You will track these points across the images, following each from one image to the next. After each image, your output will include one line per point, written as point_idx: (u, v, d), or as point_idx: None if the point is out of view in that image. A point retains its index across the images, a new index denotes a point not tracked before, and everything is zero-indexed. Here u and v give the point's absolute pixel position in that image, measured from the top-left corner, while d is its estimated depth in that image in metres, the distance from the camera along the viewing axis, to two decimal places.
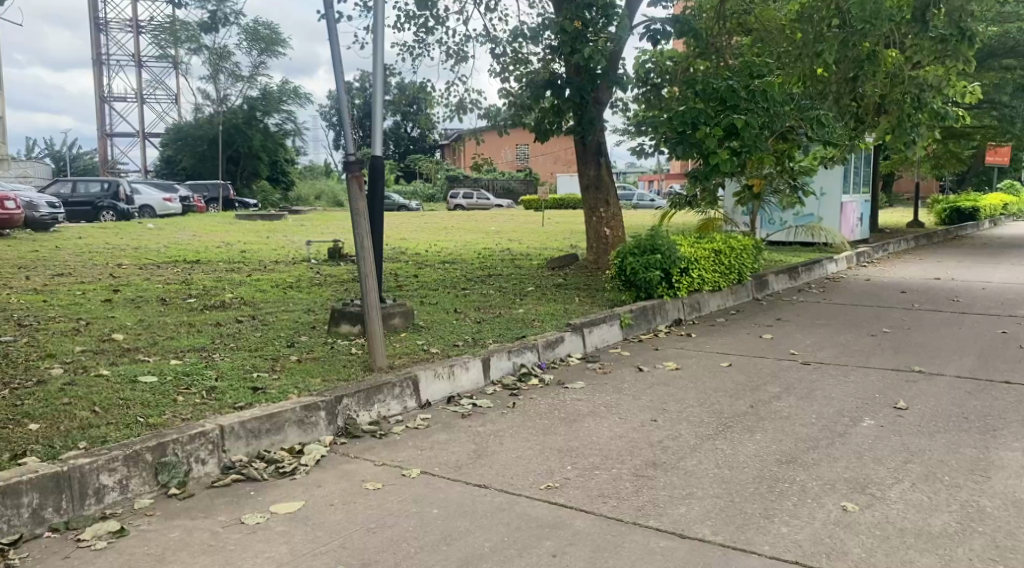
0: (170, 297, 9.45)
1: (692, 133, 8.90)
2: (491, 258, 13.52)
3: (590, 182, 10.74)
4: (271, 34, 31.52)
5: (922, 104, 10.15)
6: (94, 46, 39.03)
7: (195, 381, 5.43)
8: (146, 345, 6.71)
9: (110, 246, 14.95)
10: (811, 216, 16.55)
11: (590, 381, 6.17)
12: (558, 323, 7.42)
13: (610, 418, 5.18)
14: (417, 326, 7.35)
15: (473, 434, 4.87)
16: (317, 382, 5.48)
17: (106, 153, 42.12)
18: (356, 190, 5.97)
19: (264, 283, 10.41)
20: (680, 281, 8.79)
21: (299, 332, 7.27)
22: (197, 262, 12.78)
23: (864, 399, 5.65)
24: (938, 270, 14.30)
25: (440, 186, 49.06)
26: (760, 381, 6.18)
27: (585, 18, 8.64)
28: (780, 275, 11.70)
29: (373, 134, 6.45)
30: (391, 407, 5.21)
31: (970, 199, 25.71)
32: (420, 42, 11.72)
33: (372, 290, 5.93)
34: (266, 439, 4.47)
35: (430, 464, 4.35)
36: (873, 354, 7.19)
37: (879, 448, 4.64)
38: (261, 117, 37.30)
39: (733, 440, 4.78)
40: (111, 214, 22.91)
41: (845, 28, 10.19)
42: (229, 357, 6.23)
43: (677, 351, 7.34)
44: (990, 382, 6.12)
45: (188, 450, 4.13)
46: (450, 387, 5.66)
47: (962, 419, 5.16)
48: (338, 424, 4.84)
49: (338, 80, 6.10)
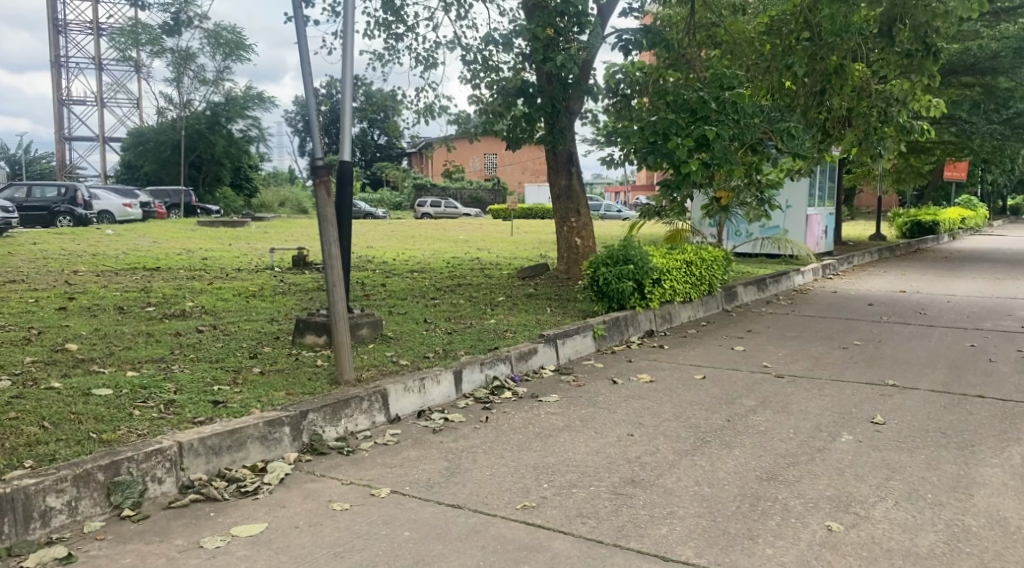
0: (128, 305, 9.13)
1: (663, 144, 8.79)
2: (460, 267, 13.35)
3: (560, 192, 10.64)
4: (236, 39, 31.13)
5: (889, 118, 10.29)
6: (52, 47, 38.18)
7: (153, 394, 5.19)
8: (103, 355, 6.45)
9: (66, 252, 14.49)
10: (777, 228, 16.68)
11: (564, 394, 6.03)
12: (531, 335, 7.27)
13: (586, 433, 5.05)
14: (386, 337, 7.16)
15: (445, 450, 4.69)
16: (281, 395, 5.26)
17: (64, 157, 41.23)
18: (324, 198, 5.76)
19: (226, 292, 10.14)
20: (652, 292, 8.71)
21: (263, 342, 7.06)
22: (157, 270, 12.43)
23: (841, 414, 5.58)
24: (904, 283, 14.39)
25: (408, 195, 48.81)
26: (736, 394, 6.09)
27: (557, 26, 8.57)
28: (749, 287, 11.68)
29: (342, 141, 6.26)
30: (358, 422, 5.01)
31: (930, 213, 26.19)
32: (390, 49, 11.58)
33: (339, 300, 5.74)
34: (227, 455, 4.24)
35: (400, 483, 4.17)
36: (847, 367, 7.15)
37: (859, 464, 4.56)
38: (226, 122, 36.78)
39: (712, 456, 4.66)
40: (69, 219, 22.34)
41: (814, 42, 10.41)
42: (188, 369, 5.98)
43: (651, 362, 7.24)
44: (964, 395, 6.11)
45: (144, 468, 3.89)
46: (419, 401, 5.49)
47: (939, 434, 5.12)
48: (303, 441, 4.63)
49: (305, 82, 5.90)
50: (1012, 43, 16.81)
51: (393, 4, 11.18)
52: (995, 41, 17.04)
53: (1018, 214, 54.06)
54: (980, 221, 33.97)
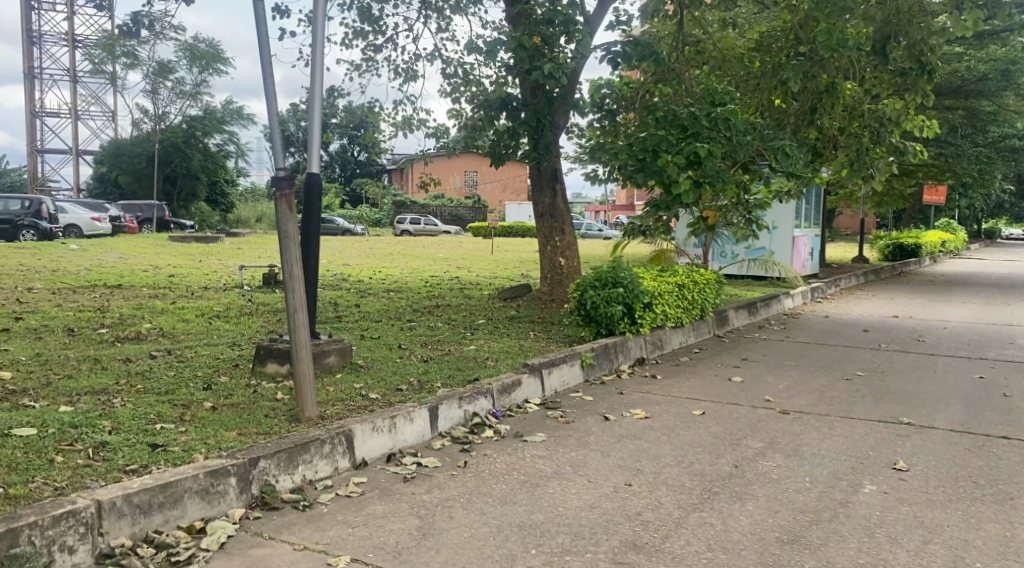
0: (79, 326, 8.42)
1: (653, 160, 8.28)
2: (438, 287, 12.77)
3: (544, 211, 10.09)
4: (213, 51, 30.41)
5: (881, 139, 9.73)
6: (26, 58, 37.24)
7: (83, 435, 4.53)
8: (38, 386, 5.77)
9: (24, 267, 13.72)
10: (763, 249, 16.25)
11: (552, 433, 5.43)
12: (514, 364, 6.68)
13: (578, 482, 4.45)
14: (355, 365, 6.52)
15: (418, 504, 4.07)
16: (232, 437, 4.62)
17: (36, 169, 40.17)
18: (285, 212, 5.14)
19: (188, 312, 9.46)
20: (644, 317, 8.15)
21: (219, 371, 6.40)
22: (118, 287, 11.72)
23: (859, 459, 5.03)
24: (896, 308, 13.95)
25: (387, 211, 48.32)
26: (741, 434, 5.52)
27: (543, 34, 8.04)
28: (740, 311, 11.19)
29: (311, 152, 5.66)
30: (319, 468, 4.37)
31: (913, 236, 25.90)
32: (367, 61, 11.05)
33: (301, 326, 5.10)
34: (158, 515, 3.63)
35: (363, 549, 3.56)
36: (854, 402, 6.60)
37: (890, 522, 4.01)
38: (201, 137, 35.65)
39: (722, 511, 4.09)
40: (32, 233, 21.44)
41: (808, 58, 9.83)
42: (131, 402, 5.31)
43: (644, 395, 6.65)
44: (987, 437, 5.57)
45: (51, 536, 3.28)
46: (390, 442, 4.86)
47: (972, 484, 4.58)
48: (253, 493, 4.01)
49: (268, 88, 5.30)
50: (1001, 65, 16.46)
51: (370, 13, 10.62)
52: (983, 63, 16.68)
53: (996, 234, 54.13)
54: (960, 243, 33.80)
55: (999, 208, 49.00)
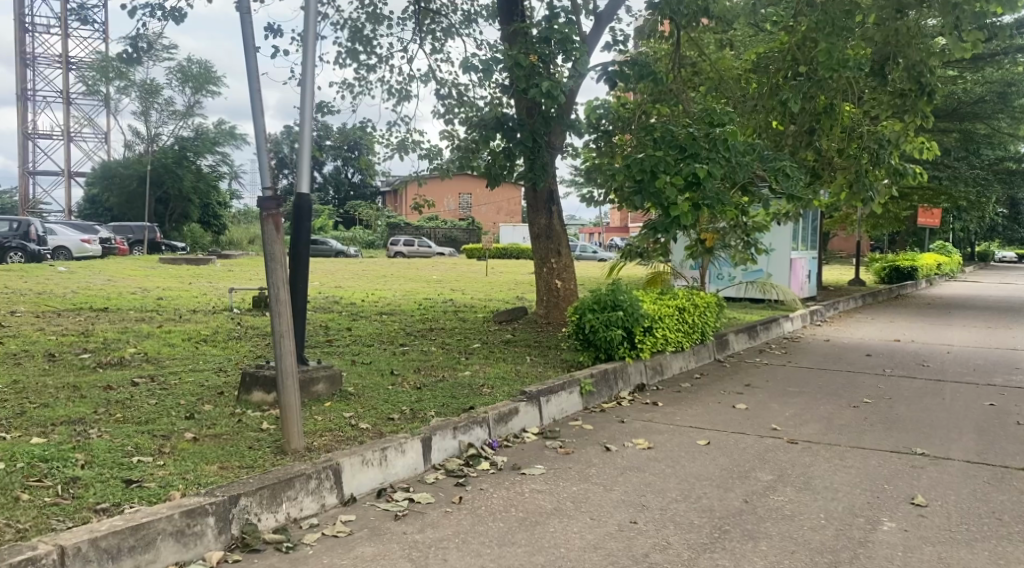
0: (60, 351, 8.13)
1: (651, 182, 8.02)
2: (432, 310, 12.52)
3: (540, 232, 9.86)
4: (204, 72, 30.28)
5: (880, 161, 9.43)
6: (19, 80, 37.14)
7: (54, 470, 4.25)
8: (12, 415, 5.49)
9: (10, 290, 13.44)
10: (760, 271, 16.06)
11: (550, 465, 5.17)
12: (510, 391, 6.42)
13: (581, 519, 4.20)
14: (344, 393, 6.26)
15: (409, 545, 3.81)
16: (213, 471, 4.35)
17: (28, 191, 39.92)
18: (271, 233, 4.89)
19: (174, 336, 9.19)
20: (644, 342, 7.92)
21: (203, 399, 6.12)
22: (104, 311, 11.42)
23: (874, 492, 4.78)
24: (897, 332, 13.72)
25: (382, 233, 48.12)
26: (749, 466, 5.27)
27: (540, 52, 7.87)
28: (740, 334, 10.96)
29: (300, 173, 5.43)
30: (304, 506, 4.11)
31: (909, 258, 25.76)
32: (360, 82, 10.90)
33: (288, 354, 4.85)
34: (129, 559, 3.36)
35: None
36: (864, 431, 6.35)
37: (914, 563, 3.76)
38: (194, 158, 35.47)
39: (734, 552, 3.84)
40: (20, 255, 21.12)
41: (809, 78, 9.54)
42: (108, 434, 5.03)
43: (646, 424, 6.40)
44: (1006, 469, 5.33)
45: None
46: (380, 476, 4.60)
47: (996, 520, 4.33)
48: (232, 534, 3.75)
49: (255, 106, 5.09)
50: (997, 86, 16.48)
51: (363, 34, 10.47)
52: (979, 86, 16.71)
53: (989, 257, 54.20)
54: (955, 265, 33.70)
55: (995, 231, 49.05)
